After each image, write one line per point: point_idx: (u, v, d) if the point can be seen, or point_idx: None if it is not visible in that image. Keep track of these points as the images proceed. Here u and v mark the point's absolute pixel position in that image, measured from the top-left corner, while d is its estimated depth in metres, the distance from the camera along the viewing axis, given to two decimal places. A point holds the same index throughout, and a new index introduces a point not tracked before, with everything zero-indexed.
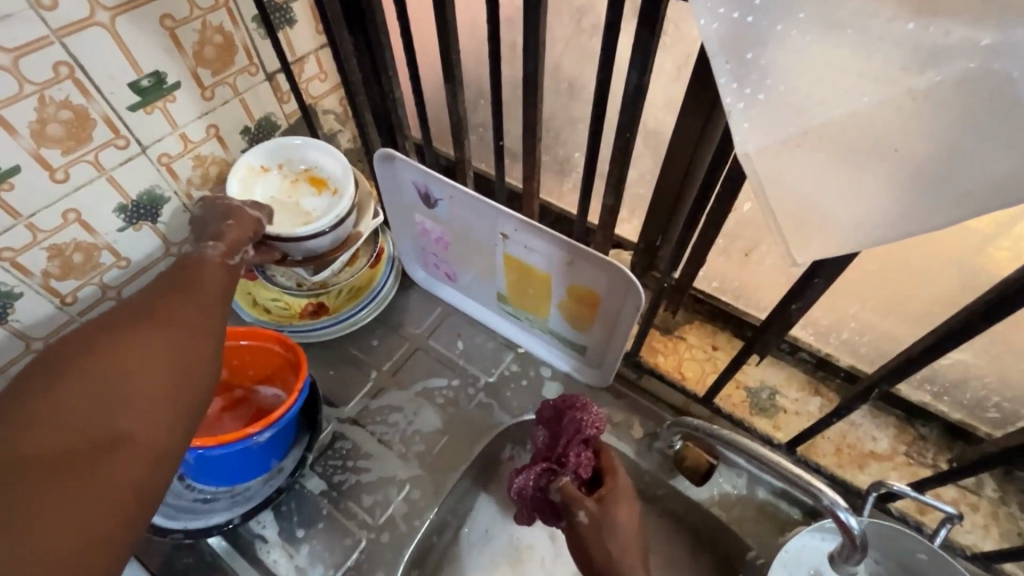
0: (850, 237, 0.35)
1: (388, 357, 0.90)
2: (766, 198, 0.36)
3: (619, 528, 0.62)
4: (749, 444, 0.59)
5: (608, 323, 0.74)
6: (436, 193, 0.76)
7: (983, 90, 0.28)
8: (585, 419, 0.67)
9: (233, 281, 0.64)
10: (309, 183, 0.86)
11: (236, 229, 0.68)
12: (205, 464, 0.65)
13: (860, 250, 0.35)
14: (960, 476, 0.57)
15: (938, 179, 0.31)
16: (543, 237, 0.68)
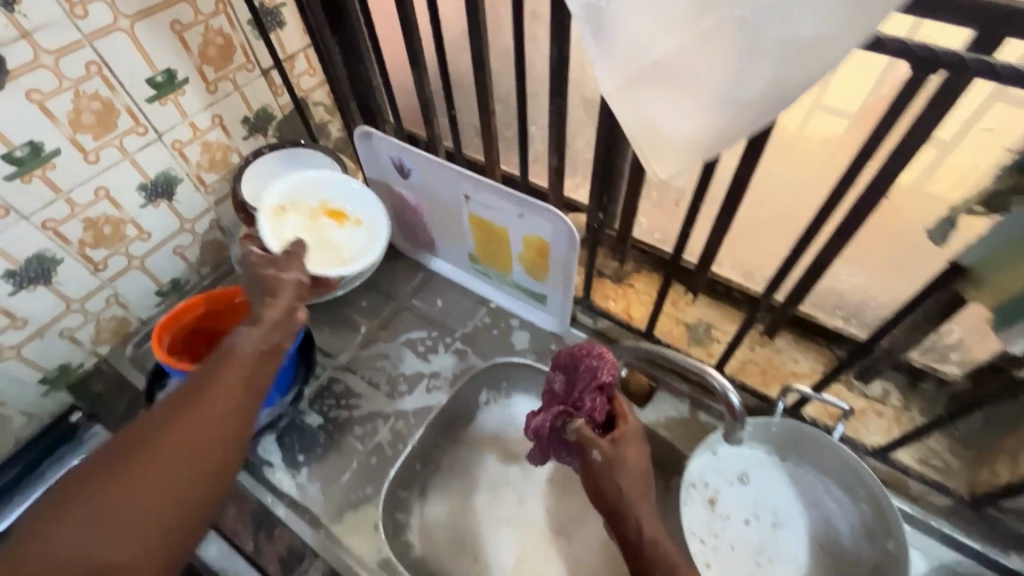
0: (687, 147, 0.47)
1: (376, 315, 1.03)
2: (625, 128, 0.48)
3: (633, 468, 0.67)
4: (664, 352, 0.72)
5: (558, 270, 0.85)
6: (407, 163, 0.88)
7: (740, 26, 0.38)
8: (600, 365, 0.72)
9: (265, 372, 0.61)
10: (329, 216, 0.88)
11: (276, 308, 0.65)
12: None
13: (694, 152, 0.48)
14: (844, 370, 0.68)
15: (729, 95, 0.42)
16: (497, 194, 0.80)
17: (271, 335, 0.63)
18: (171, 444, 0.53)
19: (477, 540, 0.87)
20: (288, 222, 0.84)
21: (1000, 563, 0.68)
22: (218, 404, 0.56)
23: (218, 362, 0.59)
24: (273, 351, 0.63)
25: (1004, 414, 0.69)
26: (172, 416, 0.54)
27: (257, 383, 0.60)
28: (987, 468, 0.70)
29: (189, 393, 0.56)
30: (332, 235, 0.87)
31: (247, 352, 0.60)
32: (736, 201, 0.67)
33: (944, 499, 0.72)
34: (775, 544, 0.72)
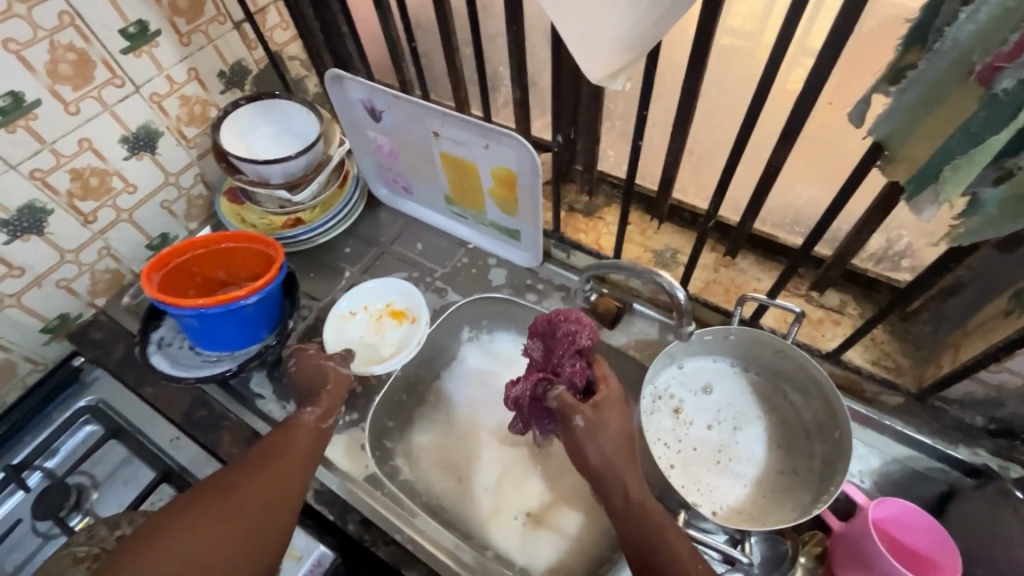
0: (620, 45, 0.50)
1: (359, 260, 1.07)
2: (560, 33, 0.53)
3: (615, 431, 0.64)
4: (620, 263, 0.77)
5: (526, 202, 0.88)
6: (378, 106, 0.92)
7: None
8: (579, 331, 0.69)
9: (322, 442, 0.73)
10: (392, 317, 0.98)
11: (334, 392, 0.78)
12: (206, 326, 0.82)
13: (627, 53, 0.51)
14: (790, 272, 0.73)
15: None
16: (463, 126, 0.83)
17: (322, 420, 0.74)
18: (252, 487, 0.64)
19: (460, 461, 0.91)
20: (357, 324, 0.97)
21: (951, 456, 0.71)
22: (295, 457, 0.68)
23: (283, 428, 0.71)
24: (328, 431, 0.74)
25: (951, 313, 0.71)
26: (257, 463, 0.67)
27: (315, 456, 0.71)
28: (934, 365, 0.73)
29: (267, 449, 0.68)
30: (390, 334, 0.96)
31: (304, 429, 0.72)
32: (687, 115, 0.70)
33: (896, 397, 0.76)
34: (736, 442, 0.76)
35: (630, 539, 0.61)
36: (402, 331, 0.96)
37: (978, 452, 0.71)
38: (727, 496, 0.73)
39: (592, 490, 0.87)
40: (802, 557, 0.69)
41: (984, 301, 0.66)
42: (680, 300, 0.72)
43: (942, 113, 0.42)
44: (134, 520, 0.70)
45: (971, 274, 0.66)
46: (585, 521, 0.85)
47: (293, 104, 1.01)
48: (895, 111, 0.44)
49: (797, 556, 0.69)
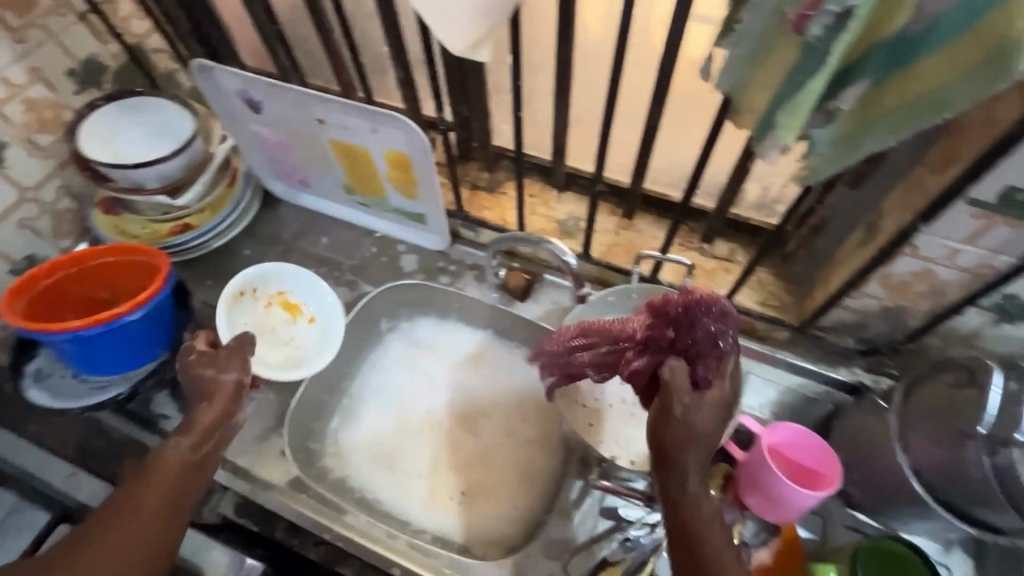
0: (474, 14, 0.50)
1: (261, 261, 1.01)
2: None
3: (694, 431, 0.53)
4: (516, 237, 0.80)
5: (424, 184, 0.87)
6: (255, 96, 0.86)
7: None
8: (722, 326, 0.56)
9: (201, 472, 0.63)
10: (283, 308, 0.92)
11: (211, 409, 0.65)
12: (86, 350, 0.75)
13: (483, 19, 0.51)
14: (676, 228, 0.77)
15: None
16: (347, 110, 0.80)
17: (198, 445, 0.63)
18: (105, 544, 0.55)
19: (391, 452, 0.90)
20: (247, 309, 0.89)
21: (831, 377, 0.78)
22: (160, 504, 0.58)
23: (144, 465, 0.61)
24: (202, 460, 0.63)
25: (820, 250, 0.78)
26: (115, 511, 0.57)
27: (190, 489, 0.61)
28: (810, 298, 0.80)
29: (126, 494, 0.58)
30: (284, 330, 0.90)
31: (167, 466, 0.60)
32: (564, 83, 0.71)
33: (784, 332, 0.82)
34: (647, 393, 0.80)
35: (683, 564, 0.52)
36: (298, 329, 0.91)
37: (855, 369, 0.78)
38: (645, 445, 0.77)
39: (523, 460, 0.88)
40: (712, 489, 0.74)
41: (844, 235, 0.72)
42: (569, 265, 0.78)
43: (769, 62, 0.45)
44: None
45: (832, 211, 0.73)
46: (519, 491, 0.87)
47: (163, 102, 0.93)
48: (731, 64, 0.47)
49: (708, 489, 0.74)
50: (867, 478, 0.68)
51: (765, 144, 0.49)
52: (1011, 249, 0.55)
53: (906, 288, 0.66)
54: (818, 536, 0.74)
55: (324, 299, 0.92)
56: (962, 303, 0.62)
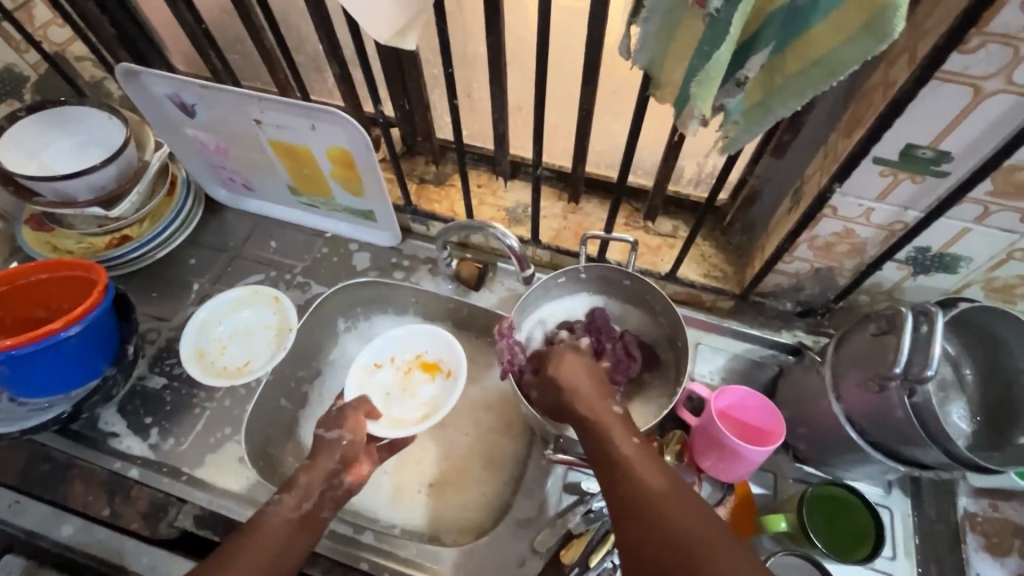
0: (395, 2, 0.51)
1: (207, 270, 0.98)
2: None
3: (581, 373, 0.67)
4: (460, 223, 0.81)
5: (369, 179, 0.86)
6: (187, 99, 0.85)
7: None
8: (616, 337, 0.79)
9: (298, 540, 0.67)
10: (423, 368, 0.89)
11: (312, 472, 0.72)
12: (22, 371, 0.73)
13: (403, 5, 0.51)
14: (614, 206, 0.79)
15: None
16: (282, 109, 0.79)
17: (302, 505, 0.69)
18: None
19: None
20: (384, 375, 0.89)
21: (776, 341, 0.82)
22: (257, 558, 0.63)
23: (251, 526, 0.66)
24: (304, 518, 0.69)
25: (756, 220, 0.81)
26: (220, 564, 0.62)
27: (290, 549, 0.66)
28: (749, 267, 0.83)
29: (232, 548, 0.64)
30: (422, 390, 0.87)
31: (276, 524, 0.67)
32: (498, 69, 0.72)
33: (728, 302, 0.85)
34: None
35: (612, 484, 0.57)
36: (434, 388, 0.87)
37: (795, 333, 0.82)
38: None
39: (489, 447, 0.89)
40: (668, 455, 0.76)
41: (776, 204, 0.76)
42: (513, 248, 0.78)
43: (680, 35, 0.47)
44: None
45: (762, 181, 0.76)
46: (486, 478, 0.87)
47: (90, 110, 0.90)
48: (646, 38, 0.49)
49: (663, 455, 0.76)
50: (811, 431, 0.72)
51: (684, 115, 0.51)
52: (918, 203, 0.60)
53: (832, 248, 0.70)
54: (771, 491, 0.76)
55: (457, 349, 0.88)
56: (881, 258, 0.67)
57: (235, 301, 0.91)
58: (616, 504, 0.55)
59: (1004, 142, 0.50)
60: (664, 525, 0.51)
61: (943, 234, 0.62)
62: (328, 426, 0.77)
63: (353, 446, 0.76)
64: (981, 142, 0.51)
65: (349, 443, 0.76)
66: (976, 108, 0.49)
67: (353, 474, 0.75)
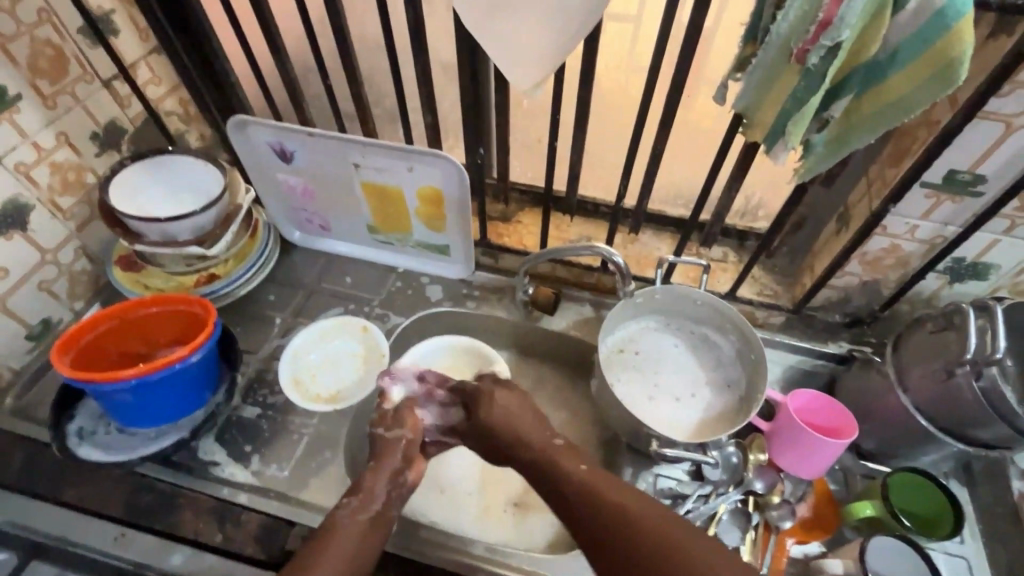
0: (539, 62, 0.61)
1: (287, 305, 1.03)
2: (488, 51, 0.62)
3: (561, 454, 0.73)
4: (552, 249, 0.87)
5: (455, 216, 0.95)
6: (289, 146, 0.93)
7: None
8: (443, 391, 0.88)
9: (371, 533, 0.70)
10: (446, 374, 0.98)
11: (378, 470, 0.75)
12: (143, 399, 0.76)
13: (546, 62, 0.61)
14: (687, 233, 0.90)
15: (546, 13, 0.58)
16: (384, 153, 0.88)
17: (372, 505, 0.72)
18: None
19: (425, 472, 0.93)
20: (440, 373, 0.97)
21: (824, 352, 0.91)
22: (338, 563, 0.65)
23: (326, 531, 0.68)
24: (372, 519, 0.71)
25: (802, 242, 0.93)
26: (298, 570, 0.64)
27: (365, 550, 0.68)
28: (799, 284, 0.94)
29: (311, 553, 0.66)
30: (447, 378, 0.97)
31: (347, 525, 0.69)
32: (583, 118, 0.83)
33: (781, 316, 0.95)
34: (680, 379, 0.90)
35: (541, 485, 0.73)
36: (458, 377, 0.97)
37: (841, 343, 0.91)
38: (687, 425, 0.85)
39: None
40: (752, 454, 0.82)
41: (821, 227, 0.88)
42: (621, 265, 0.81)
43: (779, 85, 0.59)
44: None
45: (808, 210, 0.88)
46: None
47: (188, 158, 0.97)
48: (747, 87, 0.61)
49: (749, 453, 0.81)
50: (877, 427, 0.80)
51: (776, 148, 0.62)
52: (956, 220, 0.72)
53: (879, 262, 0.81)
54: (843, 486, 0.84)
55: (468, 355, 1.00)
56: (924, 268, 0.78)
57: (326, 331, 0.96)
58: (592, 534, 0.66)
59: None
60: (603, 510, 0.66)
61: (976, 246, 0.74)
62: (387, 426, 0.80)
63: (413, 442, 0.78)
64: (1010, 166, 0.64)
65: (411, 441, 0.78)
66: (1006, 140, 0.62)
67: (412, 470, 0.77)
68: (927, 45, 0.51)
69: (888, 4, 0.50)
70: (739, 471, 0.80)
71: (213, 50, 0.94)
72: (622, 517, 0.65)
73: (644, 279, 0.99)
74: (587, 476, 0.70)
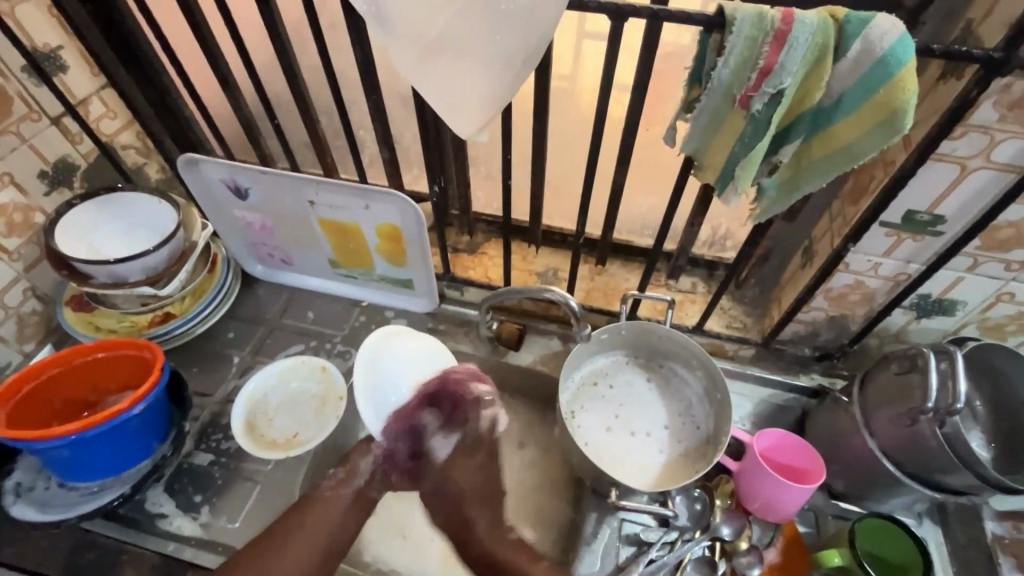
0: (479, 107, 0.59)
1: (246, 342, 1.00)
2: (426, 98, 0.60)
3: (481, 481, 0.82)
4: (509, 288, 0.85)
5: (415, 250, 0.93)
6: (243, 183, 0.90)
7: (465, 11, 0.53)
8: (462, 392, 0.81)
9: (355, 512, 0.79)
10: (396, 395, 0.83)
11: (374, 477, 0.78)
12: (82, 454, 0.73)
13: (486, 107, 0.59)
14: (649, 269, 0.88)
15: (482, 60, 0.56)
16: (339, 190, 0.86)
17: (354, 486, 0.79)
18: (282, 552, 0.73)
19: (388, 516, 0.90)
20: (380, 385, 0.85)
21: (795, 384, 0.90)
22: (313, 531, 0.75)
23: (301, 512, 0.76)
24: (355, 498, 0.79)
25: (770, 274, 0.91)
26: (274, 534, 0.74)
27: (343, 529, 0.77)
28: (768, 317, 0.92)
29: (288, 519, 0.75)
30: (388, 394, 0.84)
31: (327, 504, 0.77)
32: (540, 152, 0.81)
33: (750, 349, 0.93)
34: (648, 418, 0.88)
35: None
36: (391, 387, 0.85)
37: (813, 375, 0.90)
38: (652, 471, 0.82)
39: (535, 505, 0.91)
40: (718, 498, 0.80)
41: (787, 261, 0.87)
42: (575, 309, 0.79)
43: (725, 131, 0.57)
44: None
45: (774, 243, 0.86)
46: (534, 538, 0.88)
47: (140, 194, 0.94)
48: (694, 132, 0.58)
49: (714, 498, 0.80)
50: (845, 468, 0.78)
51: (727, 192, 0.61)
52: (918, 258, 0.70)
53: (845, 297, 0.79)
54: (814, 529, 0.81)
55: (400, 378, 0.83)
56: (889, 305, 0.76)
57: (283, 372, 0.92)
58: None
59: (989, 206, 0.61)
60: None
61: (941, 284, 0.72)
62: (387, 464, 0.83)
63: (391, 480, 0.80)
64: (968, 206, 0.63)
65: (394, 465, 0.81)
66: (963, 181, 0.61)
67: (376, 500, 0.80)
68: (872, 94, 0.50)
69: (829, 52, 0.48)
70: (705, 516, 0.79)
71: (165, 85, 0.92)
72: None
73: (611, 312, 0.97)
74: None
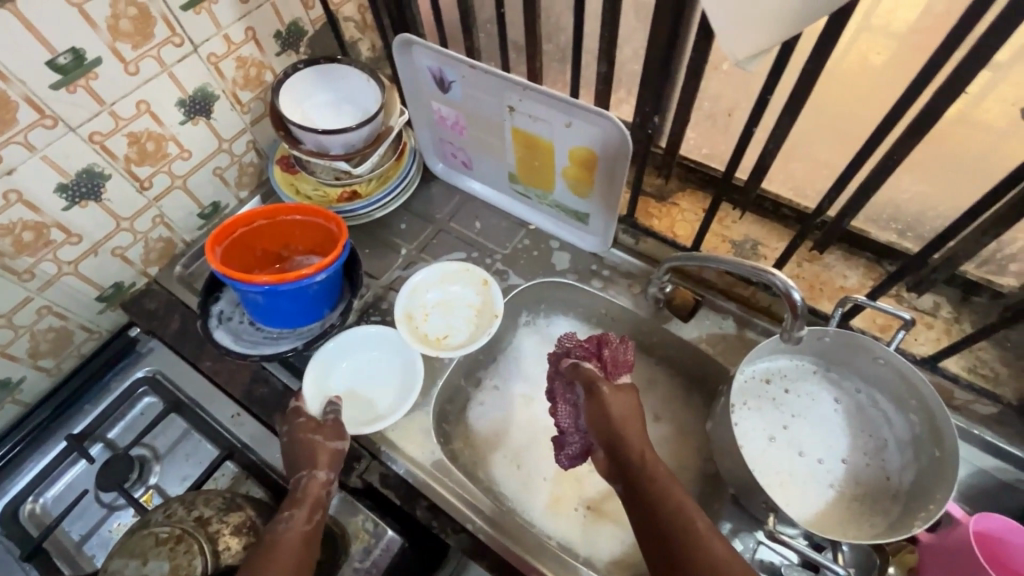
0: (769, 31, 0.50)
1: (414, 237, 1.01)
2: (706, 10, 0.52)
3: (668, 479, 0.66)
4: (709, 256, 0.72)
5: (604, 183, 0.84)
6: (449, 75, 0.87)
7: None
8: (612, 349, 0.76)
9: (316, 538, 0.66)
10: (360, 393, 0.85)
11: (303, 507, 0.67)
12: (271, 303, 0.80)
13: (779, 31, 0.49)
14: (895, 279, 0.71)
15: None
16: (545, 101, 0.79)
17: (312, 518, 0.67)
18: None
19: (508, 442, 0.91)
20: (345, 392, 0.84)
21: None
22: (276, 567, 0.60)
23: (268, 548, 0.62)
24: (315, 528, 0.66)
25: None
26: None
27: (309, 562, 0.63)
28: None
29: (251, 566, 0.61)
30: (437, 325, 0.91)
31: (290, 538, 0.64)
32: (800, 100, 0.65)
33: (990, 407, 0.72)
34: (823, 441, 0.74)
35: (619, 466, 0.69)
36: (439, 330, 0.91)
37: None
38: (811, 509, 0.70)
39: None
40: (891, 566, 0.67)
41: None
42: (798, 303, 0.65)
43: None
44: (209, 501, 0.68)
45: None
46: None
47: (352, 70, 0.95)
48: None
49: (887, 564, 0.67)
50: None
51: None
52: None
53: None
54: None
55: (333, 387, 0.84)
56: None
57: (447, 274, 0.94)
58: (648, 520, 0.64)
59: None
60: (666, 503, 0.63)
61: None
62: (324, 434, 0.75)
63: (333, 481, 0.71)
64: None
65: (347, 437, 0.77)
66: None
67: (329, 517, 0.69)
68: None
69: None
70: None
71: None
72: (688, 527, 0.61)
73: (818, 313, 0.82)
74: (670, 491, 0.64)
